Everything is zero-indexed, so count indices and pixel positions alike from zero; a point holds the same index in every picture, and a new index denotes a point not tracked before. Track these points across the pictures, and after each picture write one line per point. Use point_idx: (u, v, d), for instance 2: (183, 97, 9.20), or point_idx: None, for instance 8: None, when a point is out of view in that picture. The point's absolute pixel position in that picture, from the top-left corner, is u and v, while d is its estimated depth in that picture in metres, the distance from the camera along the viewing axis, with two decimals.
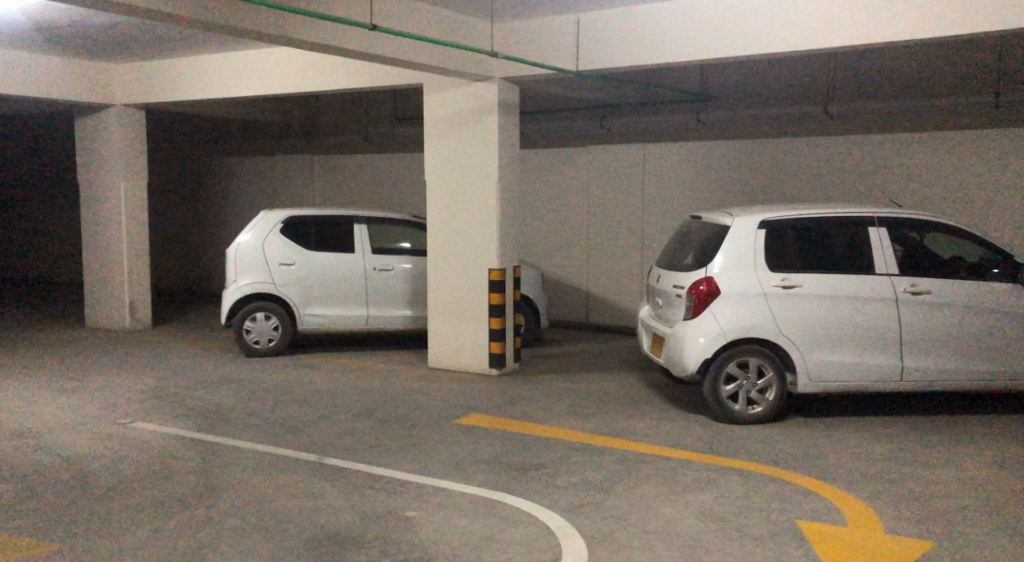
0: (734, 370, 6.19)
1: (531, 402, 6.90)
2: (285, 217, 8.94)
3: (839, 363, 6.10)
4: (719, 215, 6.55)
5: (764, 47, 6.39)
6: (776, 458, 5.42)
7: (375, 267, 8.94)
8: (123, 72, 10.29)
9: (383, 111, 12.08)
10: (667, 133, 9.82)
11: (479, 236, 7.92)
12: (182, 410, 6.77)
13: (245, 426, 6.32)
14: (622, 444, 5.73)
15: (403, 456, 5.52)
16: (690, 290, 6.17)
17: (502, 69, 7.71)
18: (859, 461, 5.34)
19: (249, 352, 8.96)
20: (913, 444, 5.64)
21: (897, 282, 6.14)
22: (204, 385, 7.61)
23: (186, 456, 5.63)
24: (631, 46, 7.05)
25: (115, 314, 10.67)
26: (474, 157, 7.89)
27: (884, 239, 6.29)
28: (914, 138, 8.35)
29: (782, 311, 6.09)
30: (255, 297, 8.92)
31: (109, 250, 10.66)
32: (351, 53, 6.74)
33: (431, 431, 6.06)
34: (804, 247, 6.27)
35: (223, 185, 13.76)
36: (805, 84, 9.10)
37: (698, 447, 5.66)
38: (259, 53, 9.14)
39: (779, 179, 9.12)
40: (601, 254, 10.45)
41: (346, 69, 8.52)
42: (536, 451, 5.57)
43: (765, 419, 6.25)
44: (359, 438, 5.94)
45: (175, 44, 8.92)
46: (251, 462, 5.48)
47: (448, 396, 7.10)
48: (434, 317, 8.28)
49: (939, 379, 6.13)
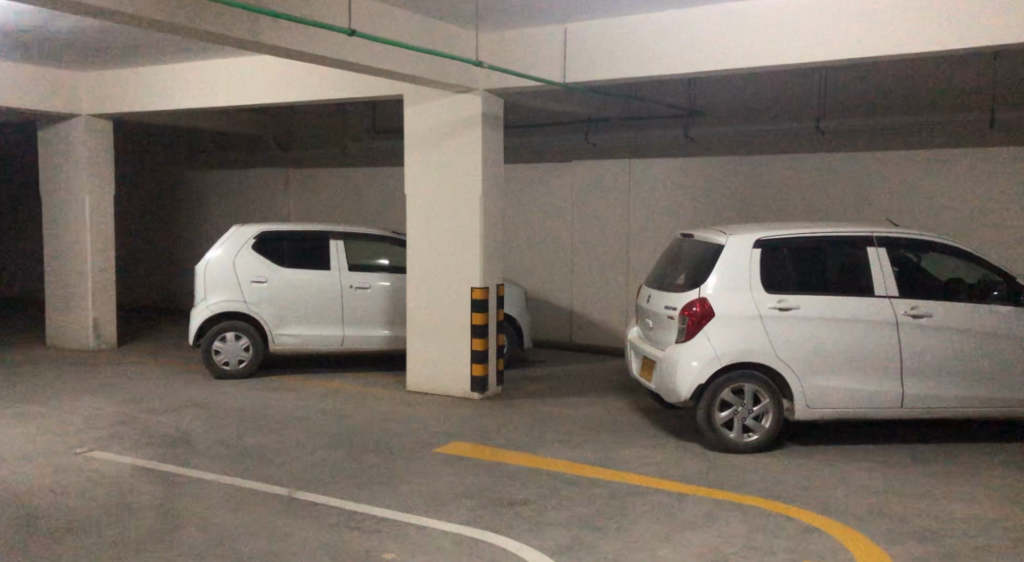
0: (728, 396, 5.90)
1: (516, 429, 6.57)
2: (258, 233, 8.58)
3: (837, 389, 5.83)
4: (712, 233, 6.29)
5: (757, 61, 6.16)
6: (777, 491, 5.13)
7: (352, 284, 8.58)
8: (91, 81, 9.87)
9: (362, 124, 11.78)
10: (655, 149, 9.61)
11: (461, 253, 7.60)
12: (143, 438, 6.36)
13: (211, 456, 5.92)
14: (614, 475, 5.42)
15: (381, 489, 5.16)
16: (683, 311, 5.89)
17: (486, 81, 7.43)
18: (864, 495, 5.07)
19: (218, 374, 8.56)
20: (917, 475, 5.38)
21: (898, 304, 5.90)
22: (169, 410, 7.18)
23: (147, 490, 5.22)
24: (620, 56, 6.80)
25: (78, 333, 10.20)
26: (456, 171, 7.58)
27: (884, 260, 6.05)
28: (909, 156, 8.18)
29: (779, 334, 5.82)
30: (226, 315, 8.52)
31: (73, 266, 10.19)
32: (328, 61, 6.41)
33: (411, 461, 5.71)
34: (801, 268, 6.01)
35: (195, 199, 13.33)
36: (796, 99, 8.95)
37: (693, 479, 5.35)
38: (232, 63, 8.79)
39: (770, 197, 8.92)
40: (586, 272, 10.18)
41: (323, 80, 8.20)
42: (523, 484, 5.24)
43: (761, 447, 5.96)
44: (333, 469, 5.57)
45: (143, 51, 8.53)
46: (216, 497, 5.08)
47: (429, 423, 6.74)
48: (414, 338, 7.93)
49: (941, 405, 5.88)
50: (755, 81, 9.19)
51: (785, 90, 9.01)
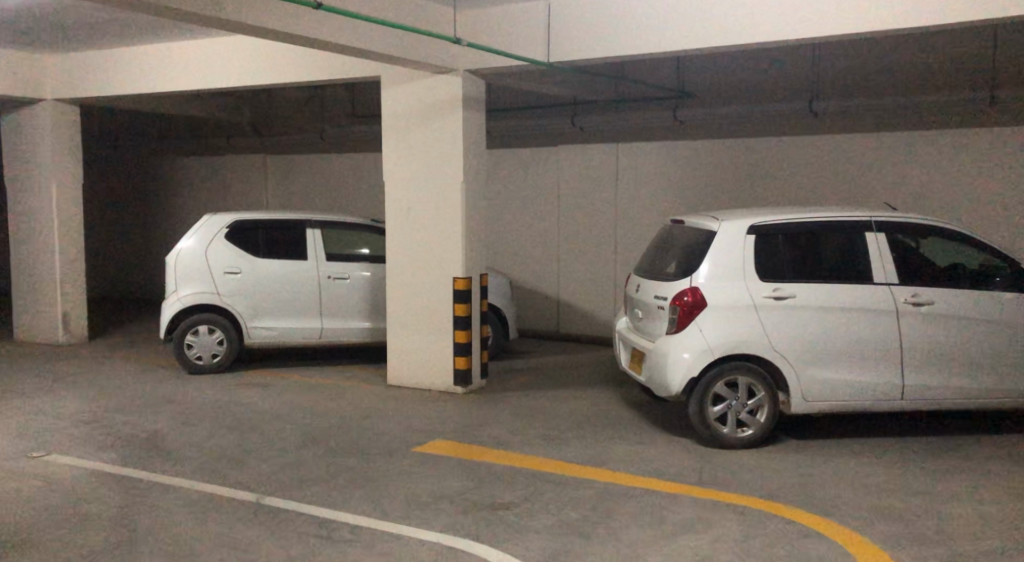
0: (722, 390, 5.64)
1: (500, 426, 6.29)
2: (231, 222, 8.24)
3: (835, 381, 5.58)
4: (704, 219, 6.00)
5: (749, 36, 5.85)
6: (773, 490, 4.88)
7: (330, 275, 8.25)
8: (55, 63, 9.44)
9: (342, 110, 11.43)
10: (643, 132, 9.30)
11: (443, 240, 7.28)
12: (108, 440, 6.04)
13: (178, 459, 5.61)
14: (601, 475, 5.15)
15: (355, 493, 4.87)
16: (674, 301, 5.61)
17: (468, 61, 7.10)
18: (864, 493, 4.83)
19: (192, 370, 8.23)
20: (919, 472, 5.15)
21: (898, 292, 5.65)
22: (137, 409, 6.85)
23: (108, 497, 4.91)
24: (609, 33, 6.48)
25: (47, 328, 9.83)
26: (436, 155, 7.25)
27: (883, 245, 5.79)
28: (908, 137, 7.91)
29: (774, 324, 5.55)
30: (198, 308, 8.18)
31: (40, 257, 9.80)
32: (299, 39, 6.04)
33: (390, 462, 5.42)
34: (797, 255, 5.74)
35: (169, 187, 12.92)
36: (789, 78, 8.65)
37: (685, 478, 5.10)
38: (202, 44, 8.42)
39: (762, 181, 8.66)
40: (573, 260, 9.90)
41: (296, 61, 7.86)
42: (506, 485, 4.97)
43: (756, 442, 5.71)
44: (308, 472, 5.28)
45: (108, 31, 8.12)
46: (180, 504, 4.78)
47: (410, 420, 6.46)
48: (393, 330, 7.63)
49: (942, 397, 5.65)
50: (747, 60, 8.86)
51: (778, 70, 8.72)
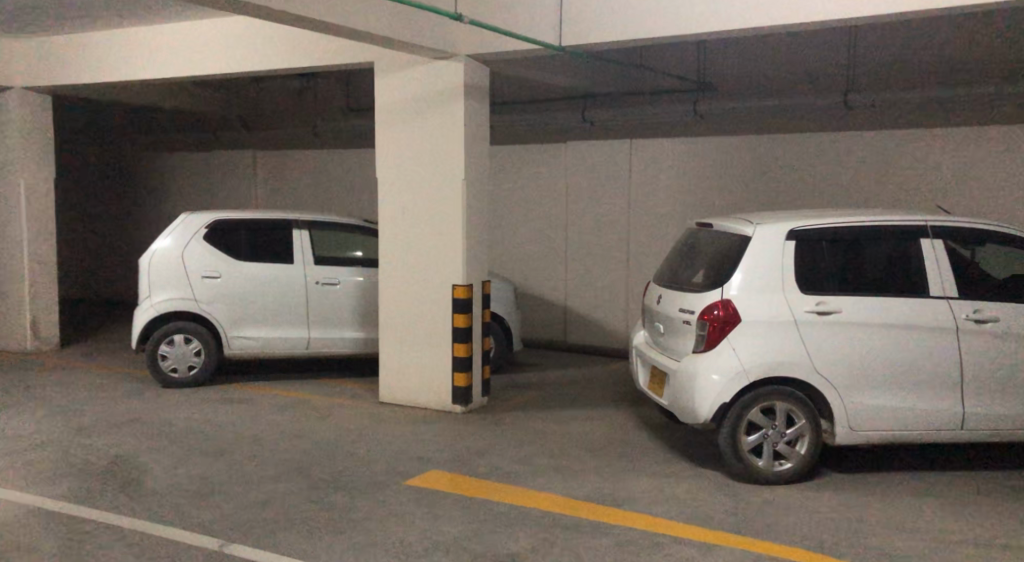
0: (757, 417, 4.94)
1: (503, 453, 5.62)
2: (210, 222, 7.56)
3: (885, 409, 4.89)
4: (736, 222, 5.30)
5: (788, 16, 5.15)
6: (820, 539, 4.20)
7: (319, 280, 7.56)
8: (22, 48, 8.73)
9: (335, 103, 10.74)
10: (660, 127, 8.63)
11: (440, 244, 6.59)
12: (61, 467, 5.36)
13: (136, 492, 4.92)
14: (620, 517, 4.48)
15: (334, 540, 4.17)
16: (703, 316, 4.92)
17: (470, 44, 6.41)
18: (927, 542, 4.14)
19: (167, 383, 7.55)
20: (986, 517, 4.47)
21: (958, 307, 4.96)
22: (98, 431, 6.16)
23: (45, 538, 4.22)
24: (629, 11, 5.77)
25: (15, 334, 9.14)
26: (434, 150, 6.57)
27: (940, 253, 5.10)
28: (953, 134, 7.25)
29: (816, 343, 4.86)
30: (174, 316, 7.50)
31: (7, 259, 9.11)
32: (279, 17, 5.32)
33: (376, 499, 4.74)
34: (842, 263, 5.05)
35: (155, 185, 12.26)
36: (820, 70, 7.96)
37: (717, 523, 4.41)
38: (178, 27, 7.74)
39: (792, 182, 8.00)
40: (582, 266, 9.23)
41: (281, 47, 7.18)
42: (511, 532, 4.27)
43: (795, 478, 5.02)
44: (282, 510, 4.59)
45: (74, 11, 7.41)
46: (128, 549, 4.08)
47: (402, 446, 5.78)
48: (385, 342, 6.95)
49: (1007, 427, 4.95)
50: (774, 48, 8.17)
51: (808, 60, 8.04)
